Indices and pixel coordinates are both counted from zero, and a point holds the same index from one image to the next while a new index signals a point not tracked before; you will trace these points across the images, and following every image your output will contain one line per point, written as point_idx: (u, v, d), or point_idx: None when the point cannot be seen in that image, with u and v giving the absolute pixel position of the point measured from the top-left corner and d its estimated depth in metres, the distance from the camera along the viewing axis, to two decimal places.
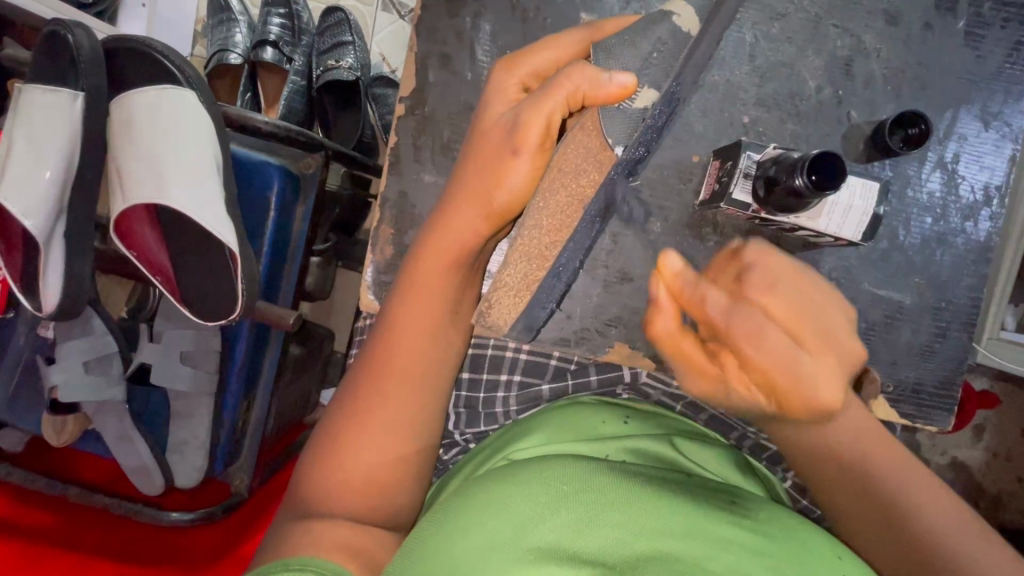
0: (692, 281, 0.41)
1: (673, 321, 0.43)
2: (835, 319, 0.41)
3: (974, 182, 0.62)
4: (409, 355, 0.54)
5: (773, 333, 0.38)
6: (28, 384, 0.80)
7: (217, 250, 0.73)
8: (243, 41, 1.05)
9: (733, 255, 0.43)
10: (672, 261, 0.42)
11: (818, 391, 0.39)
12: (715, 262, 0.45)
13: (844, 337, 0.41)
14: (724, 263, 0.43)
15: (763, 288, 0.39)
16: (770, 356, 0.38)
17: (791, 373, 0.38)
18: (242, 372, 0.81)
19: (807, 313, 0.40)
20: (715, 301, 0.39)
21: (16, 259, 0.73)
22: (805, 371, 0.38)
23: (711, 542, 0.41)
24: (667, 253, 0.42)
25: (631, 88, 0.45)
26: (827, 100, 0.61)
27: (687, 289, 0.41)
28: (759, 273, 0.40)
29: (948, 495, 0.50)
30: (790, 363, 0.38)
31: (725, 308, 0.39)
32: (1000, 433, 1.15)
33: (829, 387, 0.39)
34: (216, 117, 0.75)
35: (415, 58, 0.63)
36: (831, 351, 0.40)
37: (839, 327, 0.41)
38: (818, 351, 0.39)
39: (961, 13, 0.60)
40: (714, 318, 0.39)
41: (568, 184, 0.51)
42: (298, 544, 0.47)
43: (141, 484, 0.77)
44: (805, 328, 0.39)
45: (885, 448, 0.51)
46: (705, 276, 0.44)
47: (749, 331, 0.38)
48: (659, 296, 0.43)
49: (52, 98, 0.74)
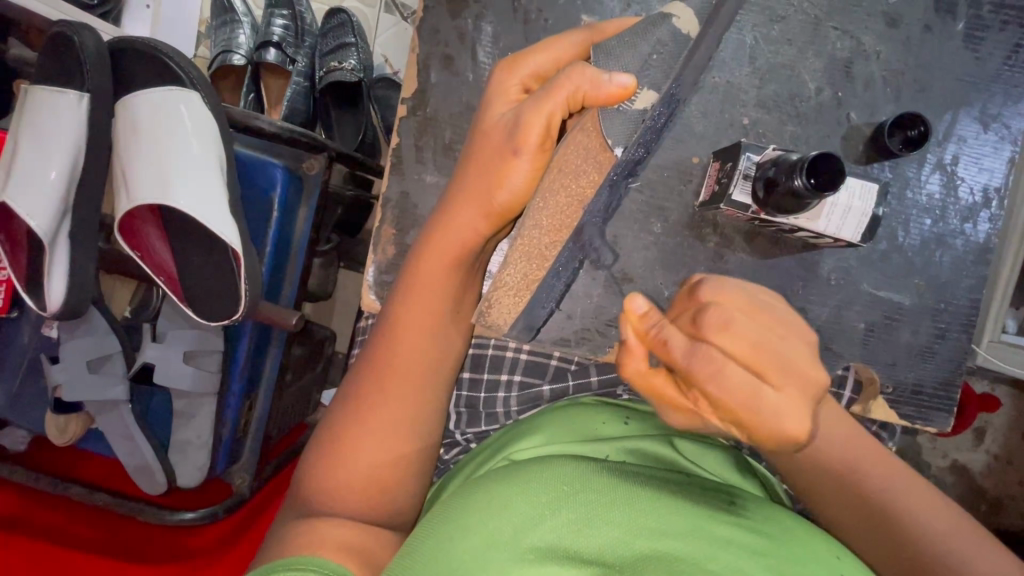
0: (658, 322, 0.35)
1: (643, 363, 0.36)
2: (789, 349, 0.34)
3: (973, 184, 0.62)
4: (410, 355, 0.54)
5: (733, 368, 0.32)
6: (32, 383, 0.80)
7: (220, 249, 0.74)
8: (247, 43, 1.05)
9: (692, 290, 0.36)
10: (637, 302, 0.35)
11: (786, 426, 0.32)
12: (677, 296, 0.38)
13: (808, 367, 0.34)
14: (683, 302, 0.36)
15: (719, 325, 0.33)
16: (732, 395, 0.32)
17: (755, 410, 0.32)
18: (244, 373, 0.83)
19: (764, 345, 0.33)
20: (676, 343, 0.33)
21: (20, 259, 0.73)
22: (771, 406, 0.32)
23: (711, 542, 0.41)
24: (631, 293, 0.35)
25: (631, 88, 0.45)
26: (827, 101, 0.61)
27: (651, 331, 0.34)
28: (713, 309, 0.34)
29: (942, 497, 0.50)
30: (752, 399, 0.32)
31: (685, 349, 0.33)
32: (1001, 436, 1.15)
33: (802, 425, 0.33)
34: (220, 120, 0.76)
35: (417, 59, 0.64)
36: (795, 384, 0.33)
37: (798, 357, 0.34)
38: (781, 384, 0.33)
39: (961, 15, 0.61)
40: (676, 360, 0.33)
41: (568, 185, 0.50)
42: (301, 542, 0.47)
43: (143, 484, 0.77)
44: (763, 361, 0.33)
45: (874, 451, 0.52)
46: (667, 317, 0.37)
47: (711, 371, 0.32)
48: (627, 338, 0.35)
49: (58, 99, 0.75)
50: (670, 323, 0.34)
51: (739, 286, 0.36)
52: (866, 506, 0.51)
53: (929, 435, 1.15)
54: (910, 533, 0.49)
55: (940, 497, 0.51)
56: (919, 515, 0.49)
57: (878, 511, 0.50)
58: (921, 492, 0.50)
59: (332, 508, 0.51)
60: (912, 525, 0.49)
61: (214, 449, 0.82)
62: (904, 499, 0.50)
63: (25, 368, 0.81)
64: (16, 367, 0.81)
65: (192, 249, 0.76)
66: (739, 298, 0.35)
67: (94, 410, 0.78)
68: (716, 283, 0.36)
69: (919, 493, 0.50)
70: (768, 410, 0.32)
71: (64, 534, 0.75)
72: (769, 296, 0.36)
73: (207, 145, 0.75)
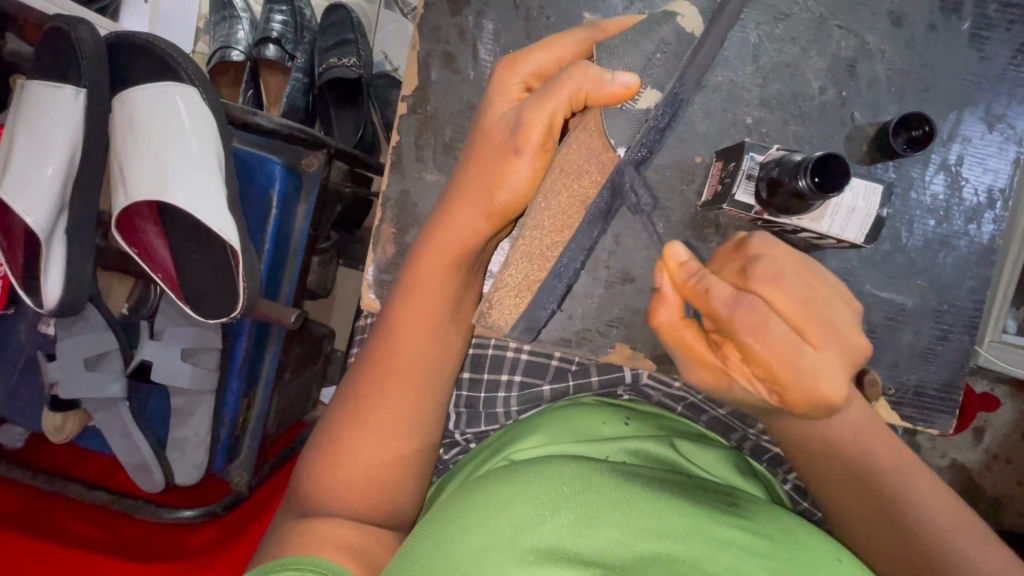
0: (696, 273, 0.41)
1: (676, 310, 0.43)
2: (839, 311, 0.39)
3: (977, 185, 0.61)
4: (409, 353, 0.54)
5: (774, 325, 0.37)
6: (29, 381, 0.80)
7: (220, 247, 0.73)
8: (246, 39, 1.05)
9: (738, 247, 0.43)
10: (677, 252, 0.43)
11: (821, 385, 0.37)
12: (721, 253, 0.45)
13: (850, 330, 0.39)
14: (726, 257, 0.43)
15: (767, 279, 0.39)
16: (772, 347, 0.37)
17: (794, 366, 0.37)
18: (243, 370, 0.81)
19: (812, 304, 0.38)
20: (718, 291, 0.39)
21: (16, 256, 0.73)
22: (810, 364, 0.37)
23: (711, 544, 0.41)
24: (674, 243, 0.43)
25: (635, 88, 0.46)
26: (831, 100, 0.60)
27: (689, 280, 0.41)
28: (763, 265, 0.39)
29: (948, 496, 0.50)
30: (792, 354, 0.37)
31: (728, 298, 0.38)
32: (1001, 436, 1.15)
33: (837, 386, 0.37)
34: (218, 117, 0.75)
35: (417, 57, 0.63)
36: (836, 346, 0.38)
37: (844, 320, 0.39)
38: (824, 345, 0.37)
39: (966, 15, 0.60)
40: (718, 309, 0.38)
41: (570, 184, 0.51)
42: (299, 543, 0.47)
43: (142, 481, 0.77)
44: (809, 320, 0.38)
45: (887, 452, 0.51)
46: (709, 268, 0.44)
47: (751, 324, 0.37)
48: (663, 286, 0.44)
49: (53, 94, 0.74)
50: (708, 274, 0.41)
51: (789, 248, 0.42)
52: (866, 508, 0.51)
53: (929, 434, 1.15)
54: (911, 533, 0.49)
55: (947, 497, 0.50)
56: (921, 515, 0.49)
57: (880, 512, 0.50)
58: (928, 491, 0.50)
59: (330, 507, 0.50)
60: (914, 525, 0.49)
61: (213, 447, 0.81)
62: (907, 499, 0.50)
63: (22, 365, 0.81)
64: (13, 364, 0.81)
65: (191, 248, 0.76)
66: (791, 257, 0.40)
67: (92, 408, 0.77)
68: (766, 241, 0.42)
69: (924, 492, 0.50)
70: (806, 365, 0.37)
71: (62, 531, 0.75)
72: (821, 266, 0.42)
73: (206, 142, 0.74)
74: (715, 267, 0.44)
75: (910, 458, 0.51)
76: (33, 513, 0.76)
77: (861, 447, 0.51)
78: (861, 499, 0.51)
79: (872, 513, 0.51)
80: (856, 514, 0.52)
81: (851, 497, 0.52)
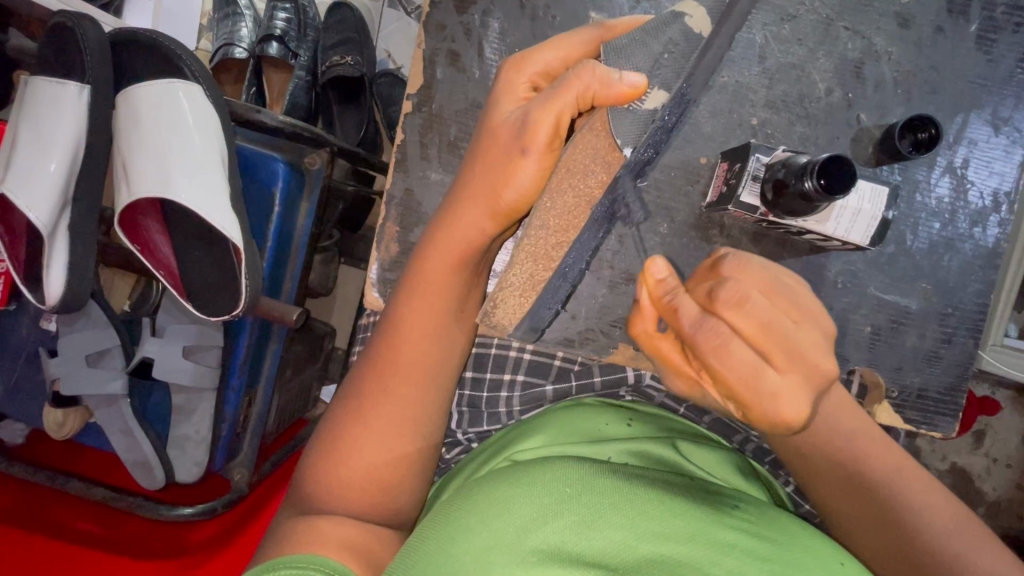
0: (671, 289, 0.42)
1: (651, 324, 0.45)
2: (804, 334, 0.39)
3: (983, 187, 0.61)
4: (414, 353, 0.54)
5: (737, 346, 0.38)
6: (30, 376, 0.80)
7: (223, 244, 0.73)
8: (248, 36, 1.04)
9: (713, 268, 0.44)
10: (657, 268, 0.43)
11: (782, 407, 0.38)
12: (699, 270, 0.46)
13: (812, 354, 0.39)
14: (702, 276, 0.44)
15: (732, 304, 0.39)
16: (734, 369, 0.38)
17: (756, 389, 0.38)
18: (245, 367, 0.82)
19: (778, 326, 0.38)
20: (686, 311, 0.40)
21: (19, 252, 0.73)
22: (770, 386, 0.38)
23: (714, 547, 0.40)
24: (654, 259, 0.43)
25: (642, 88, 0.46)
26: (837, 102, 0.60)
27: (664, 297, 0.42)
28: (729, 289, 0.39)
29: (946, 499, 0.50)
30: (754, 377, 0.38)
31: (695, 320, 0.40)
32: (1001, 440, 1.15)
33: (798, 409, 0.38)
34: (222, 114, 0.76)
35: (423, 55, 0.63)
36: (797, 369, 0.38)
37: (808, 343, 0.39)
38: (787, 368, 0.38)
39: (974, 17, 0.60)
40: (685, 328, 0.40)
41: (577, 184, 0.50)
42: (300, 542, 0.47)
43: (143, 478, 0.77)
44: (772, 342, 0.38)
45: (879, 454, 0.52)
46: (686, 285, 0.44)
47: (713, 347, 0.38)
48: (642, 298, 0.45)
49: (57, 90, 0.74)
50: (682, 292, 0.42)
51: (761, 267, 0.43)
52: (864, 508, 0.51)
53: (929, 437, 1.15)
54: (912, 534, 0.48)
55: (942, 496, 0.50)
56: (921, 517, 0.49)
57: (881, 517, 0.50)
58: (923, 493, 0.50)
59: (330, 506, 0.50)
60: (912, 523, 0.49)
61: (213, 444, 0.82)
62: (908, 501, 0.50)
63: (22, 360, 0.80)
64: (13, 359, 0.81)
65: (194, 245, 0.76)
66: (762, 278, 0.42)
67: (92, 404, 0.77)
68: (738, 262, 0.43)
69: (921, 494, 0.50)
70: (766, 388, 0.37)
71: (60, 528, 0.75)
72: (794, 284, 0.43)
73: (209, 139, 0.74)
74: (692, 284, 0.44)
75: (903, 459, 0.52)
76: (31, 509, 0.75)
77: (852, 447, 0.52)
78: (859, 499, 0.51)
79: (869, 511, 0.51)
80: (855, 514, 0.52)
81: (850, 499, 0.52)
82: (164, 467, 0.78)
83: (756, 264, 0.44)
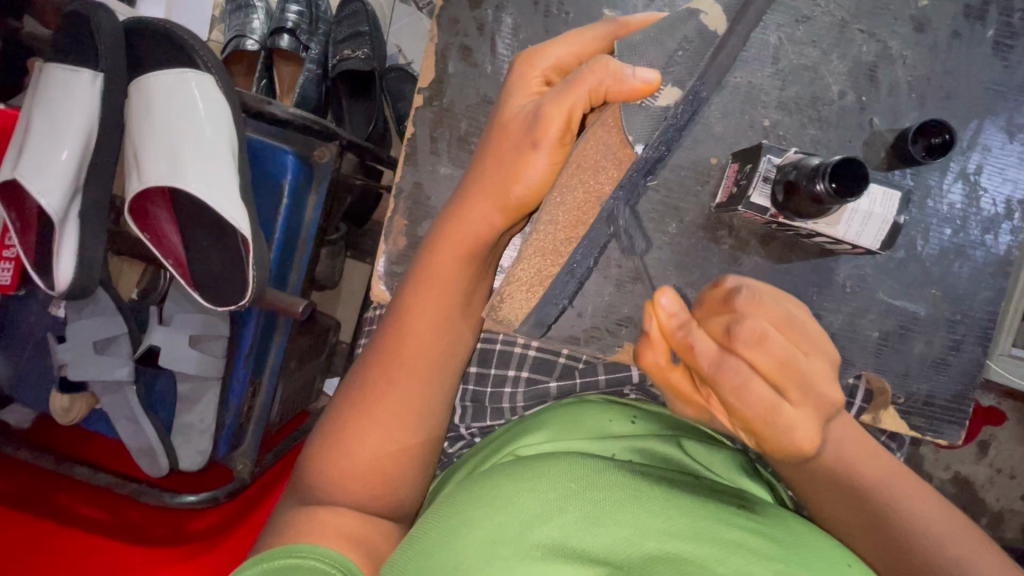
0: (683, 323, 0.40)
1: (663, 356, 0.43)
2: (815, 366, 0.40)
3: (996, 195, 0.61)
4: (420, 346, 0.54)
5: (758, 386, 0.38)
6: (37, 361, 0.81)
7: (230, 234, 0.74)
8: (260, 28, 1.04)
9: (724, 301, 0.42)
10: (665, 299, 0.40)
11: (795, 438, 0.39)
12: (702, 298, 0.44)
13: (825, 387, 0.40)
14: (713, 309, 0.42)
15: (751, 342, 0.38)
16: (754, 406, 0.38)
17: (773, 423, 0.39)
18: (249, 360, 0.82)
19: (793, 361, 0.39)
20: (702, 349, 0.39)
21: (30, 238, 0.73)
22: (788, 420, 0.39)
23: (720, 545, 0.39)
24: (663, 288, 0.40)
25: (655, 84, 0.45)
26: (850, 105, 0.60)
27: (677, 332, 0.40)
28: (748, 325, 0.39)
29: (941, 506, 0.50)
30: (771, 412, 0.38)
31: (714, 358, 0.39)
32: (1006, 451, 1.14)
33: (809, 438, 0.40)
34: (234, 105, 0.76)
35: (435, 49, 0.63)
36: (810, 401, 0.40)
37: (819, 375, 0.40)
38: (800, 401, 0.39)
39: (991, 22, 0.59)
40: (703, 367, 0.39)
41: (588, 180, 0.50)
42: (304, 531, 0.48)
43: (146, 466, 0.78)
44: (790, 377, 0.39)
45: (872, 460, 0.51)
46: (695, 317, 0.43)
47: (734, 386, 0.38)
48: (651, 329, 0.43)
49: (71, 78, 0.74)
50: (695, 327, 0.39)
51: (773, 301, 0.42)
52: (859, 515, 0.50)
53: (933, 446, 1.14)
54: (906, 536, 0.48)
55: (933, 500, 0.50)
56: (912, 518, 0.49)
57: (878, 523, 0.49)
58: (917, 502, 0.49)
59: (334, 496, 0.51)
60: (905, 527, 0.48)
61: (218, 432, 0.82)
62: (899, 505, 0.49)
63: (31, 345, 0.81)
64: (23, 344, 0.81)
65: (203, 234, 0.76)
66: (773, 313, 0.41)
67: (98, 390, 0.78)
68: (752, 297, 0.41)
69: (914, 501, 0.49)
70: (785, 423, 0.39)
71: (64, 512, 0.76)
72: (800, 314, 0.42)
73: (220, 130, 0.75)
74: (701, 316, 0.43)
75: (891, 465, 0.51)
76: (37, 492, 0.77)
77: (847, 457, 0.50)
78: (854, 507, 0.50)
79: (864, 519, 0.50)
80: (853, 521, 0.50)
81: (848, 509, 0.50)
82: (168, 455, 0.79)
83: (768, 301, 0.42)
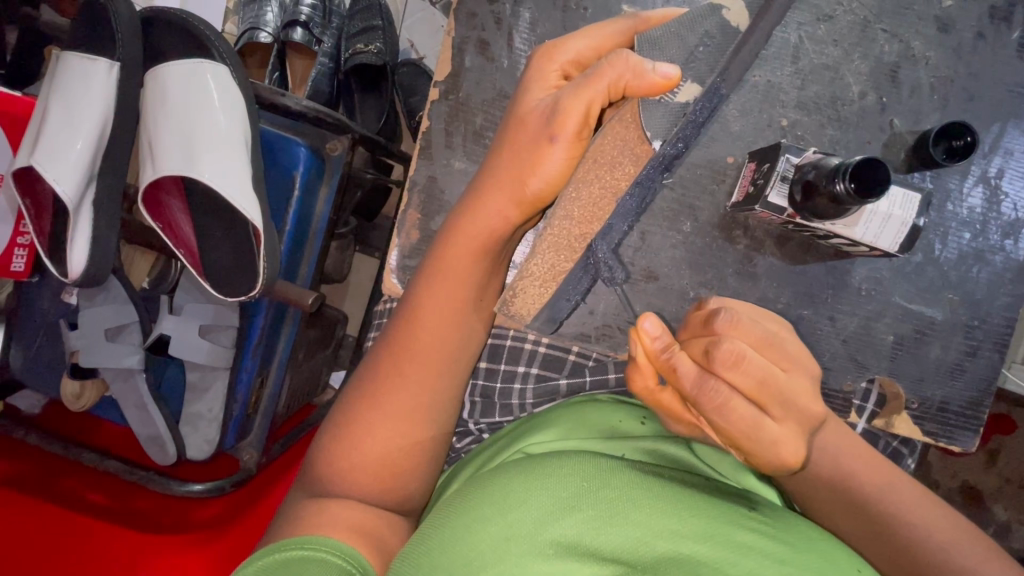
0: (667, 345, 0.39)
1: (651, 379, 0.42)
2: (795, 383, 0.40)
3: (1017, 199, 0.60)
4: (431, 341, 0.53)
5: (737, 405, 0.37)
6: (50, 347, 0.82)
7: (242, 225, 0.74)
8: (274, 20, 1.02)
9: (705, 322, 0.40)
10: (649, 325, 0.39)
11: (780, 453, 0.39)
12: (687, 320, 0.42)
13: (806, 402, 0.40)
14: (695, 332, 0.41)
15: (729, 364, 0.37)
16: (733, 424, 0.38)
17: (755, 440, 0.38)
18: (258, 350, 0.81)
19: (772, 379, 0.38)
20: (685, 371, 0.38)
21: (43, 224, 0.74)
22: (771, 436, 0.38)
23: (732, 548, 0.38)
24: (645, 313, 0.39)
25: (676, 79, 0.45)
26: (870, 105, 0.59)
27: (661, 356, 0.39)
28: (726, 346, 0.37)
29: (942, 512, 0.49)
30: (753, 428, 0.38)
31: (695, 380, 0.38)
32: (1016, 461, 1.13)
33: (795, 454, 0.39)
34: (248, 96, 0.76)
35: (451, 43, 0.63)
36: (792, 418, 0.39)
37: (801, 390, 0.40)
38: (782, 417, 0.39)
39: (1016, 24, 0.59)
40: (686, 390, 0.38)
41: (604, 175, 0.52)
42: (313, 525, 0.48)
43: (155, 454, 0.79)
44: (768, 396, 0.38)
45: (870, 467, 0.50)
46: (677, 340, 0.42)
47: (715, 405, 0.37)
48: (636, 353, 0.41)
49: (87, 66, 0.75)
50: (678, 349, 0.39)
51: (751, 322, 0.40)
52: (864, 526, 0.49)
53: (940, 454, 1.13)
54: (912, 548, 0.47)
55: (943, 511, 0.49)
56: (919, 527, 0.48)
57: (883, 535, 0.48)
58: (918, 508, 0.49)
59: (343, 489, 0.51)
60: (912, 538, 0.48)
61: (224, 423, 0.81)
62: (905, 516, 0.48)
63: (43, 331, 0.82)
64: (35, 330, 0.82)
65: (214, 225, 0.76)
66: (751, 335, 0.40)
67: (108, 378, 0.79)
68: (731, 319, 0.39)
69: (915, 508, 0.49)
70: (766, 438, 0.38)
71: (73, 500, 0.76)
72: (781, 333, 0.41)
73: (235, 121, 0.74)
74: (683, 339, 0.41)
75: (894, 472, 0.51)
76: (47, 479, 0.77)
77: (845, 464, 0.49)
78: (856, 518, 0.49)
79: (869, 530, 0.49)
80: (856, 533, 0.49)
81: (851, 521, 0.50)
82: (177, 444, 0.79)
83: (745, 319, 0.40)
